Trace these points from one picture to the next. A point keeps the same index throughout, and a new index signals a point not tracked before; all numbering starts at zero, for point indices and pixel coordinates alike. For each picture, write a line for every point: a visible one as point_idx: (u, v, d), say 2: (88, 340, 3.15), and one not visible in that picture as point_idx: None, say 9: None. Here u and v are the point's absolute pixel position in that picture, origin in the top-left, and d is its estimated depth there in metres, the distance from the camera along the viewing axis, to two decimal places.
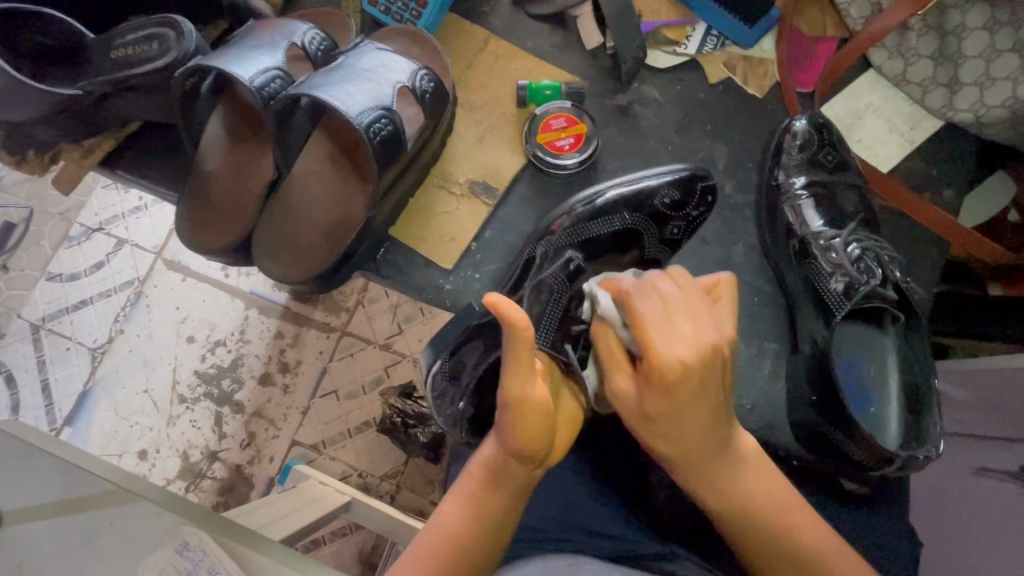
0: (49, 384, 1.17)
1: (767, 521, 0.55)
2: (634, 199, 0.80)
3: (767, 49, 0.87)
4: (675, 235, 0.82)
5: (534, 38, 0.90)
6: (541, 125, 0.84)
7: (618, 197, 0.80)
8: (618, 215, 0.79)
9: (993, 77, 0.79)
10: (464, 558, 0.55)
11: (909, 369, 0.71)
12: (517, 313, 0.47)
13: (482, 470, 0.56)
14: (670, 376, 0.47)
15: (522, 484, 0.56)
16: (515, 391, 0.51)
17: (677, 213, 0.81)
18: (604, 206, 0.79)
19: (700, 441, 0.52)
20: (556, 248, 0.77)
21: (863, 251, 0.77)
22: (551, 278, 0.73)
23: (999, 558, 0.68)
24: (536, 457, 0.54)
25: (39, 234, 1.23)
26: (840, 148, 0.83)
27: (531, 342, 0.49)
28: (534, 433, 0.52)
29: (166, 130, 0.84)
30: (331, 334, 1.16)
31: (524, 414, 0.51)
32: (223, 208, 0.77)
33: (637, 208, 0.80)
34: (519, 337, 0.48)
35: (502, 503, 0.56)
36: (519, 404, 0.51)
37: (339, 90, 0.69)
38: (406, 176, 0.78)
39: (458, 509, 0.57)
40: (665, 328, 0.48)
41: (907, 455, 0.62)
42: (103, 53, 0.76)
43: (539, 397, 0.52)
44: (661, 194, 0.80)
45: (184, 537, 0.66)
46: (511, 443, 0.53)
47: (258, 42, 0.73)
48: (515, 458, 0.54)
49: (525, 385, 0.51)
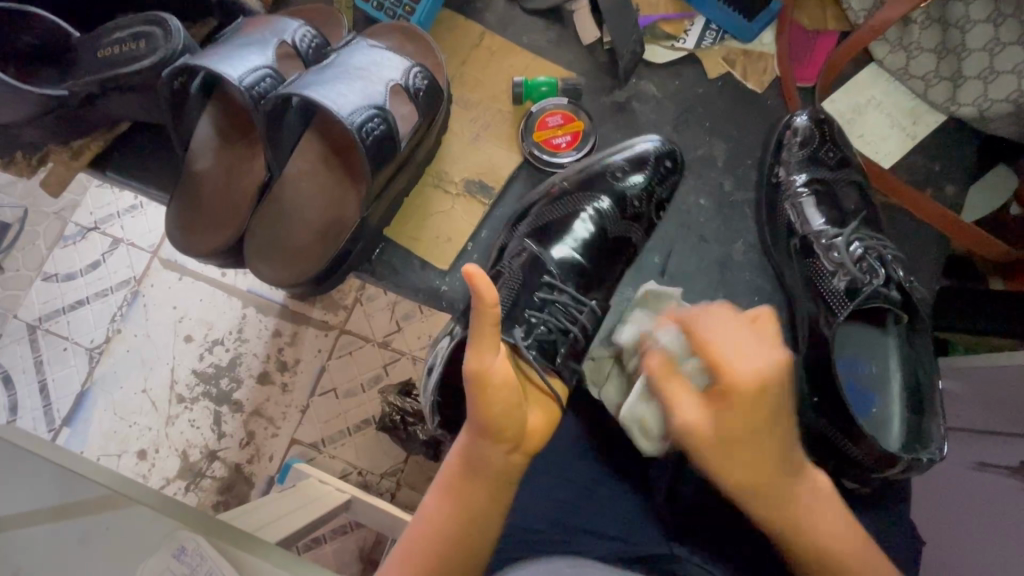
0: (47, 385, 1.16)
1: (834, 546, 0.55)
2: (594, 179, 0.80)
3: (766, 43, 0.86)
4: (642, 208, 0.81)
5: (529, 34, 0.88)
6: (538, 122, 0.82)
7: (577, 180, 0.80)
8: (580, 199, 0.79)
9: (998, 70, 0.78)
10: (449, 552, 0.54)
11: (913, 371, 0.71)
12: (488, 288, 0.46)
13: (460, 459, 0.56)
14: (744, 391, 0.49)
15: (500, 470, 0.55)
16: (478, 368, 0.50)
17: (637, 187, 0.80)
18: (562, 192, 0.80)
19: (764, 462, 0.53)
20: (517, 238, 0.78)
21: (866, 250, 0.76)
22: (509, 266, 0.75)
23: (1003, 553, 0.68)
24: (510, 437, 0.54)
25: (34, 234, 1.22)
26: (842, 146, 0.82)
27: (496, 314, 0.48)
28: (501, 409, 0.52)
29: (158, 129, 0.83)
30: (329, 333, 1.15)
31: (488, 390, 0.51)
32: (213, 209, 0.76)
33: (595, 191, 0.80)
34: (488, 310, 0.47)
35: (483, 493, 0.55)
36: (484, 383, 0.51)
37: (332, 90, 0.68)
38: (401, 175, 0.77)
39: (439, 500, 0.56)
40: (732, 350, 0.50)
41: (911, 459, 0.62)
42: (90, 52, 0.75)
43: (502, 373, 0.52)
44: (613, 170, 0.80)
45: (181, 540, 0.66)
46: (481, 423, 0.53)
47: (248, 40, 0.72)
48: (484, 436, 0.54)
49: (488, 360, 0.50)
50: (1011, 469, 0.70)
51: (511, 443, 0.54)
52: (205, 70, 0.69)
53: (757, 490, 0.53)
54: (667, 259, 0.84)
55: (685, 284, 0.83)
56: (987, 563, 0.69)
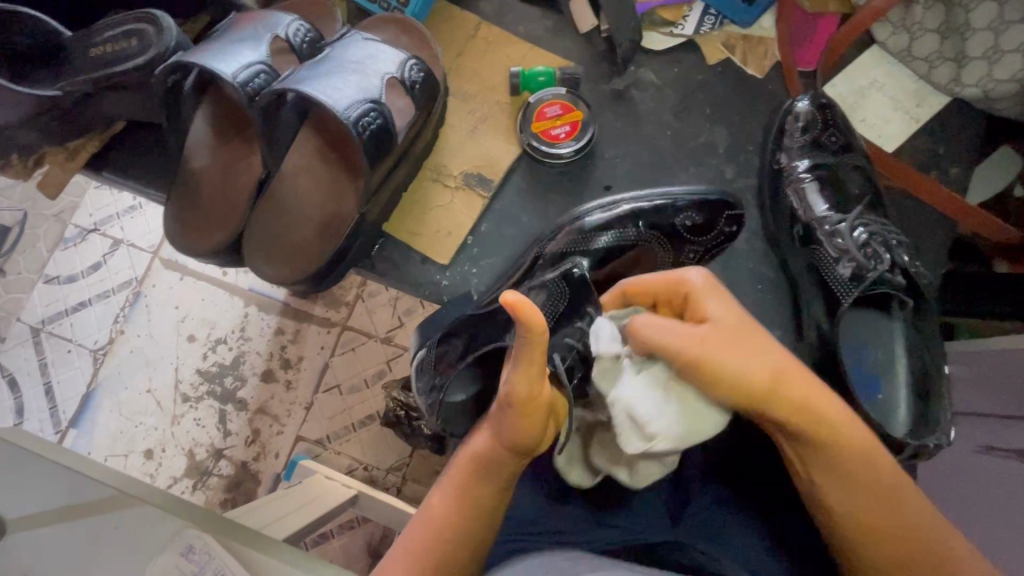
0: (53, 387, 1.16)
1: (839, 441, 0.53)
2: (653, 217, 0.74)
3: (765, 28, 0.85)
4: (691, 257, 0.77)
5: (526, 23, 0.87)
6: (535, 113, 0.81)
7: (633, 211, 0.74)
8: (630, 228, 0.73)
9: (1002, 50, 0.76)
10: (451, 548, 0.54)
11: (919, 356, 0.69)
12: (538, 317, 0.47)
13: (473, 459, 0.56)
14: (724, 296, 0.55)
15: (513, 477, 0.57)
16: (522, 387, 0.50)
17: (697, 237, 0.75)
18: (618, 217, 0.74)
19: (796, 371, 0.53)
20: (560, 254, 0.72)
21: (870, 236, 0.73)
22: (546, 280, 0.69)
23: (1006, 534, 0.67)
24: (529, 450, 0.55)
25: (35, 236, 1.22)
26: (845, 130, 0.80)
27: (545, 341, 0.49)
28: (533, 427, 0.53)
29: (153, 128, 0.82)
30: (332, 329, 1.14)
31: (524, 410, 0.51)
32: (212, 207, 0.75)
33: (653, 222, 0.74)
34: (536, 340, 0.48)
35: (488, 496, 0.56)
36: (524, 403, 0.51)
37: (328, 85, 0.67)
38: (397, 171, 0.76)
39: (446, 497, 0.56)
40: (708, 284, 0.55)
41: (919, 444, 0.61)
42: (80, 51, 0.74)
43: (541, 398, 0.52)
44: (683, 215, 0.74)
45: (189, 539, 0.66)
46: (508, 438, 0.53)
47: (239, 35, 0.71)
48: (506, 449, 0.54)
49: (532, 386, 0.51)
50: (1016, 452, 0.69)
51: (527, 455, 0.56)
52: (197, 67, 0.68)
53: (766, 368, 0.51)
54: None
55: None
56: (994, 547, 0.68)
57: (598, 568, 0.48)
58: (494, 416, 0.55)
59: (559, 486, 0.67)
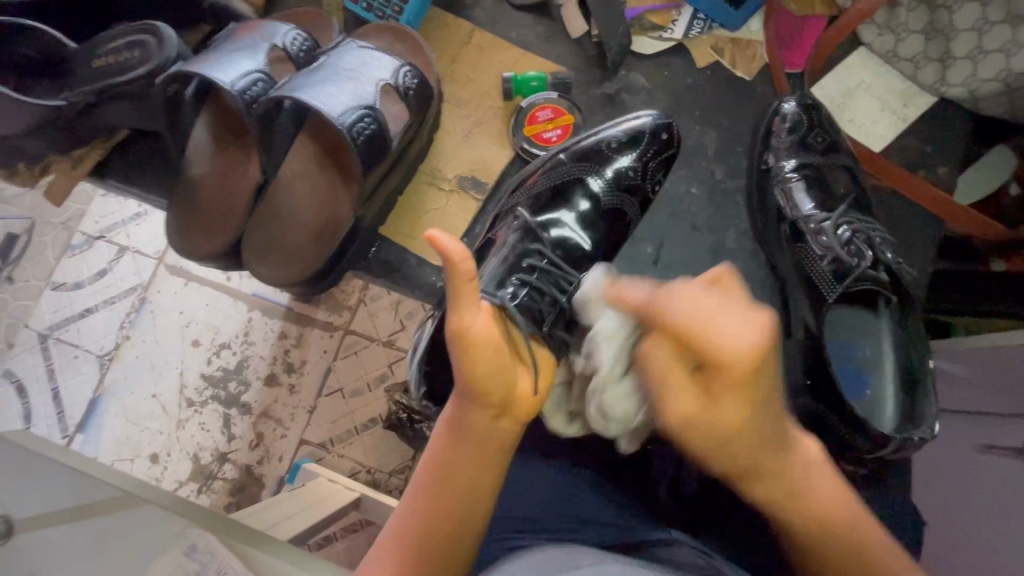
0: (60, 393, 1.19)
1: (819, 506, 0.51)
2: (590, 153, 0.78)
3: (753, 31, 0.86)
4: (633, 179, 0.79)
5: (518, 29, 0.89)
6: (527, 118, 0.83)
7: (569, 154, 0.78)
8: (576, 171, 0.77)
9: (986, 50, 0.77)
10: (435, 518, 0.54)
11: (905, 352, 0.70)
12: (450, 248, 0.42)
13: (448, 426, 0.55)
14: (740, 379, 0.42)
15: (486, 434, 0.54)
16: (464, 323, 0.48)
17: (630, 157, 0.78)
18: (560, 164, 0.78)
19: (745, 445, 0.48)
20: (511, 207, 0.77)
21: (853, 234, 0.74)
22: (501, 232, 0.74)
23: (1001, 532, 0.68)
24: (495, 399, 0.52)
25: (42, 244, 1.24)
26: (831, 130, 0.81)
27: (471, 272, 0.46)
28: (486, 368, 0.50)
29: (156, 136, 0.84)
30: (334, 334, 1.16)
31: (474, 352, 0.49)
32: (212, 212, 0.77)
33: (593, 163, 0.78)
34: (458, 273, 0.44)
35: (467, 461, 0.54)
36: (468, 342, 0.49)
37: (320, 92, 0.68)
38: (392, 175, 0.78)
39: (427, 467, 0.56)
40: (738, 366, 0.42)
41: (902, 437, 0.62)
42: (84, 62, 0.76)
43: (488, 333, 0.49)
44: (612, 144, 0.78)
45: (191, 539, 0.67)
46: (463, 385, 0.51)
47: (238, 45, 0.73)
48: (471, 402, 0.52)
49: (470, 321, 0.48)
50: (1008, 450, 0.70)
51: (498, 408, 0.53)
52: (197, 76, 0.70)
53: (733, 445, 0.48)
54: (660, 247, 0.84)
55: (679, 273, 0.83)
56: (989, 546, 0.69)
57: (594, 562, 0.50)
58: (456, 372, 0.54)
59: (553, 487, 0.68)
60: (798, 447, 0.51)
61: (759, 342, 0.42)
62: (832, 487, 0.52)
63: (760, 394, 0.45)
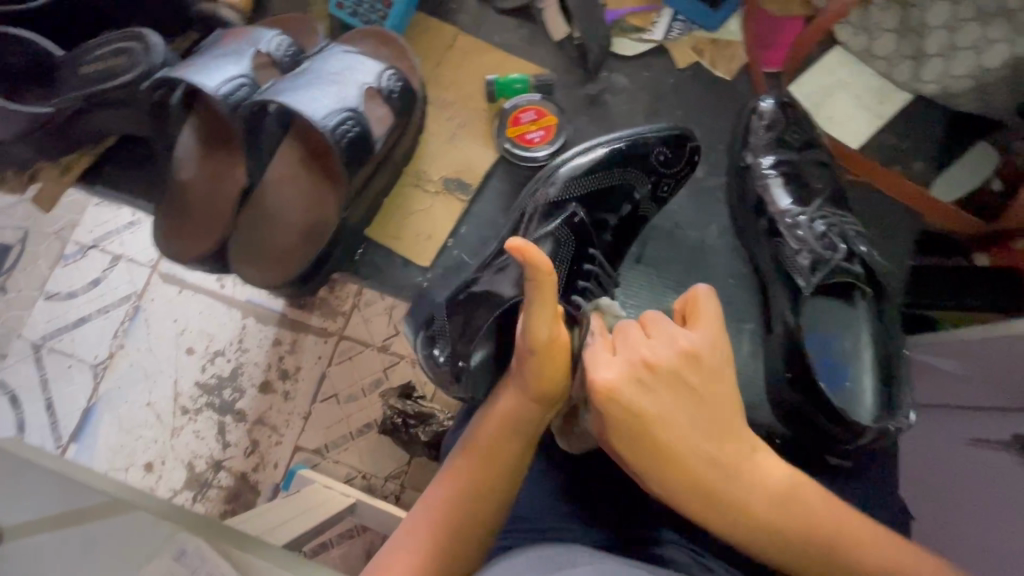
0: (54, 403, 1.19)
1: (784, 530, 0.53)
2: (632, 153, 0.78)
3: (732, 30, 0.87)
4: (666, 191, 0.82)
5: (502, 33, 0.90)
6: (511, 119, 0.84)
7: (612, 152, 0.78)
8: (619, 172, 0.78)
9: (957, 47, 0.79)
10: (473, 504, 0.57)
11: (882, 344, 0.71)
12: (541, 260, 0.48)
13: (503, 419, 0.59)
14: (615, 409, 0.49)
15: (538, 429, 0.60)
16: (540, 333, 0.53)
17: (669, 170, 0.81)
18: (604, 160, 0.77)
19: (683, 477, 0.51)
20: (557, 200, 0.75)
21: (828, 228, 0.76)
22: (557, 230, 0.72)
23: (997, 528, 0.68)
24: (552, 400, 0.58)
25: (36, 253, 1.25)
26: (807, 128, 0.82)
27: (555, 284, 0.50)
28: (554, 375, 0.56)
29: (144, 143, 0.85)
30: (328, 340, 1.16)
31: (543, 356, 0.54)
32: (198, 217, 0.78)
33: (636, 164, 0.79)
34: (543, 282, 0.49)
35: (515, 450, 0.59)
36: (540, 349, 0.54)
37: (304, 96, 0.70)
38: (377, 177, 0.79)
39: (469, 455, 0.59)
40: (607, 398, 0.49)
41: (880, 427, 0.63)
42: (72, 71, 0.77)
43: (558, 340, 0.54)
44: (655, 151, 0.79)
45: (181, 543, 0.67)
46: (526, 380, 0.57)
47: (223, 51, 0.74)
48: (531, 397, 0.58)
49: (543, 332, 0.53)
50: (997, 443, 0.70)
51: (551, 403, 0.58)
52: (184, 82, 0.71)
53: (681, 478, 0.51)
54: (642, 245, 0.86)
55: (662, 271, 0.85)
56: (983, 543, 0.69)
57: (592, 560, 0.50)
58: (516, 369, 0.58)
59: (542, 489, 0.68)
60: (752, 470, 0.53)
61: (611, 382, 0.49)
62: (787, 501, 0.53)
63: (649, 430, 0.50)
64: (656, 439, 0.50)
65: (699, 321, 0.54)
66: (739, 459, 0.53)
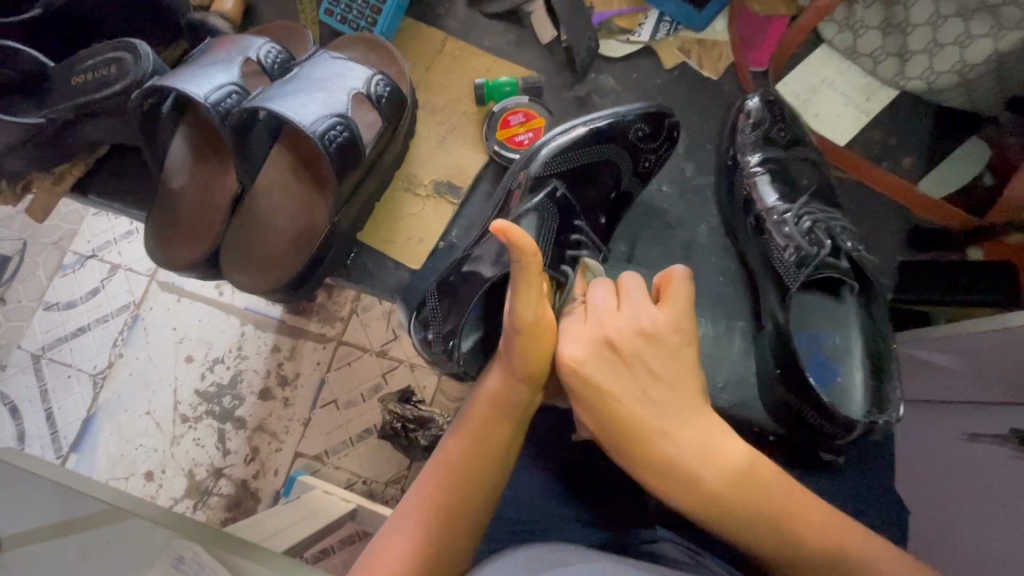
0: (54, 413, 1.19)
1: (763, 509, 0.53)
2: (611, 131, 0.79)
3: (718, 31, 0.88)
4: (649, 168, 0.84)
5: (490, 36, 0.91)
6: (500, 122, 0.85)
7: (593, 131, 0.78)
8: (600, 148, 0.79)
9: (940, 43, 0.80)
10: (465, 490, 0.56)
11: (871, 338, 0.71)
12: (525, 240, 0.52)
13: (492, 402, 0.59)
14: (579, 381, 0.54)
15: (526, 411, 0.60)
16: (527, 314, 0.54)
17: (651, 146, 0.82)
18: (583, 140, 0.78)
19: (650, 451, 0.53)
20: (541, 176, 0.76)
21: (814, 225, 0.76)
22: (542, 205, 0.74)
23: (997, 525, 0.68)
24: (541, 381, 0.58)
25: (34, 265, 1.25)
26: (793, 124, 0.83)
27: (540, 263, 0.53)
28: (542, 357, 0.56)
29: (137, 152, 0.86)
30: (326, 345, 1.17)
31: (529, 339, 0.55)
32: (191, 224, 0.78)
33: (616, 140, 0.80)
34: (529, 262, 0.52)
35: (506, 432, 0.59)
36: (523, 330, 0.55)
37: (292, 103, 0.70)
38: (368, 181, 0.79)
39: (459, 440, 0.59)
40: (572, 368, 0.54)
41: (869, 420, 0.63)
42: (65, 82, 0.78)
43: (542, 321, 0.55)
44: (635, 128, 0.80)
45: (178, 550, 0.67)
46: (516, 364, 0.57)
47: (212, 59, 0.75)
48: (520, 380, 0.58)
49: (529, 310, 0.54)
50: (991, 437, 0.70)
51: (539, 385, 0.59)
52: (173, 91, 0.72)
53: (649, 452, 0.53)
54: (633, 246, 0.86)
55: (655, 271, 0.85)
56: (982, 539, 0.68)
57: (582, 559, 0.50)
58: (504, 354, 0.59)
59: (537, 490, 0.68)
60: (724, 447, 0.54)
61: (580, 354, 0.54)
62: (763, 479, 0.54)
63: (613, 403, 0.53)
64: (621, 414, 0.53)
65: (668, 301, 0.57)
66: (710, 436, 0.54)
